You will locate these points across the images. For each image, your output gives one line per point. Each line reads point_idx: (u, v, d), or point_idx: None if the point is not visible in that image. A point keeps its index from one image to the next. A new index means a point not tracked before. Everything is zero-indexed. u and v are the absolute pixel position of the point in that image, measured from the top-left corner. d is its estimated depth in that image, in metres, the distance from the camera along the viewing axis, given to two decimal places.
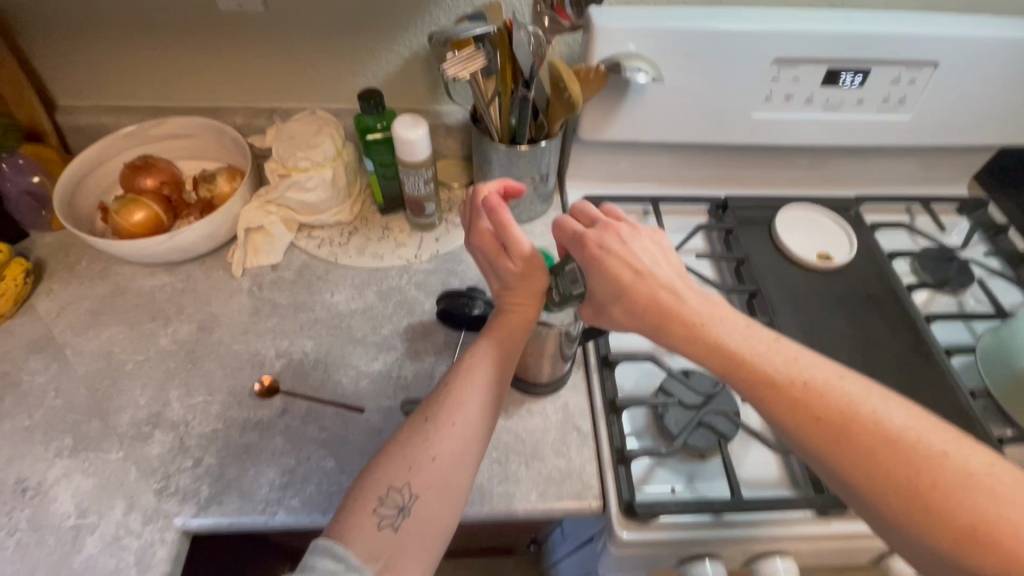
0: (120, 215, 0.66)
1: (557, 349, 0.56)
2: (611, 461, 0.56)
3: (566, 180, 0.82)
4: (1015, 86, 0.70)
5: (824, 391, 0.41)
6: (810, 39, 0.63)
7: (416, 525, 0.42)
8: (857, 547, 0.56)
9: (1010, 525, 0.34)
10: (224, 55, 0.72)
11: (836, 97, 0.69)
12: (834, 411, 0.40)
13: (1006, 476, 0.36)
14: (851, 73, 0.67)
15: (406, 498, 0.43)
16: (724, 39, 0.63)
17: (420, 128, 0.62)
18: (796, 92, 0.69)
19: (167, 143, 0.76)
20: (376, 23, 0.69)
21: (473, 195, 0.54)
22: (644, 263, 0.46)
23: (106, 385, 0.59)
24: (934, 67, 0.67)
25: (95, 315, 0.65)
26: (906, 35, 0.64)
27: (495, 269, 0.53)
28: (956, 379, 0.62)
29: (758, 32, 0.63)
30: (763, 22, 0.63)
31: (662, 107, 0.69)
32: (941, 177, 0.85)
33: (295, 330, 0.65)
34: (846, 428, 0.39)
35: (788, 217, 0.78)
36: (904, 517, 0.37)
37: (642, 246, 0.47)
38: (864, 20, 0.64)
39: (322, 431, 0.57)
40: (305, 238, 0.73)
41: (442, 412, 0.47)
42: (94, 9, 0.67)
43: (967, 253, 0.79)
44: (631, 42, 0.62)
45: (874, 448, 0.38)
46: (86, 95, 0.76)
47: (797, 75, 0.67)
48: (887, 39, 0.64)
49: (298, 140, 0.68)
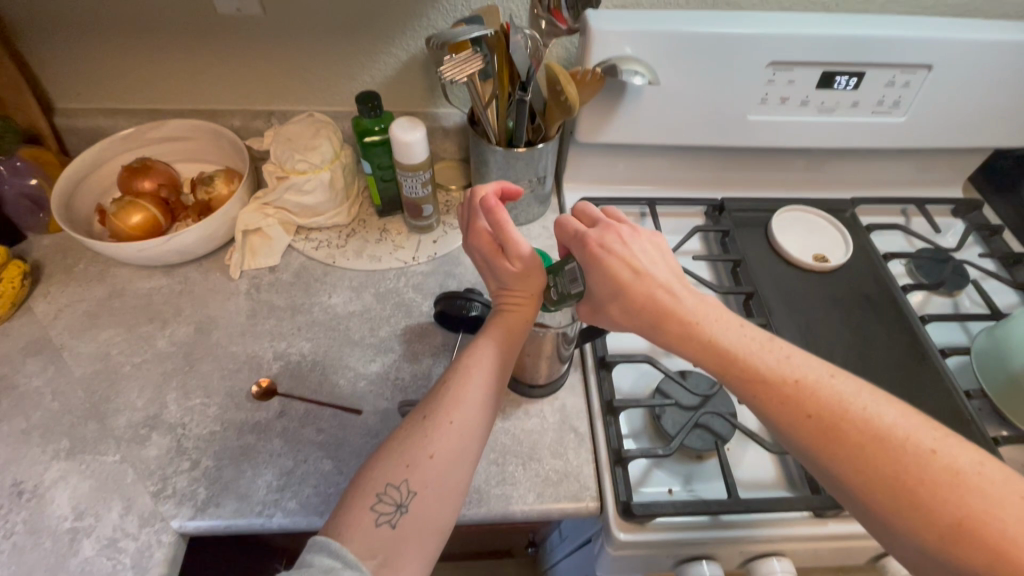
0: (118, 217, 0.66)
1: (553, 350, 0.56)
2: (608, 462, 0.56)
3: (563, 183, 0.82)
4: (1009, 89, 0.70)
5: (816, 391, 0.41)
6: (805, 42, 0.64)
7: (414, 523, 0.42)
8: (854, 547, 0.56)
9: (1000, 525, 0.34)
10: (222, 57, 0.72)
11: (832, 100, 0.70)
12: (827, 411, 0.40)
13: (996, 475, 0.36)
14: (846, 76, 0.68)
15: (403, 495, 0.43)
16: (721, 42, 0.63)
17: (417, 130, 0.62)
18: (791, 95, 0.69)
19: (165, 145, 0.76)
20: (373, 26, 0.69)
21: (472, 196, 0.55)
22: (642, 264, 0.47)
23: (103, 387, 0.59)
24: (928, 69, 0.68)
25: (93, 318, 0.65)
26: (901, 38, 0.64)
27: (493, 269, 0.54)
28: (951, 380, 0.63)
29: (755, 35, 0.63)
30: (759, 25, 0.63)
31: (659, 110, 0.69)
32: (936, 178, 0.86)
33: (292, 332, 0.65)
34: (838, 427, 0.39)
35: (784, 219, 0.78)
36: (890, 513, 0.37)
37: (640, 247, 0.48)
38: (859, 23, 0.65)
39: (319, 433, 0.57)
40: (303, 240, 0.74)
41: (440, 409, 0.47)
42: (92, 12, 0.67)
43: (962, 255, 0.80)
44: (628, 45, 0.63)
45: (865, 447, 0.38)
46: (85, 98, 0.76)
47: (793, 78, 0.68)
48: (882, 43, 0.64)
49: (296, 141, 0.68)
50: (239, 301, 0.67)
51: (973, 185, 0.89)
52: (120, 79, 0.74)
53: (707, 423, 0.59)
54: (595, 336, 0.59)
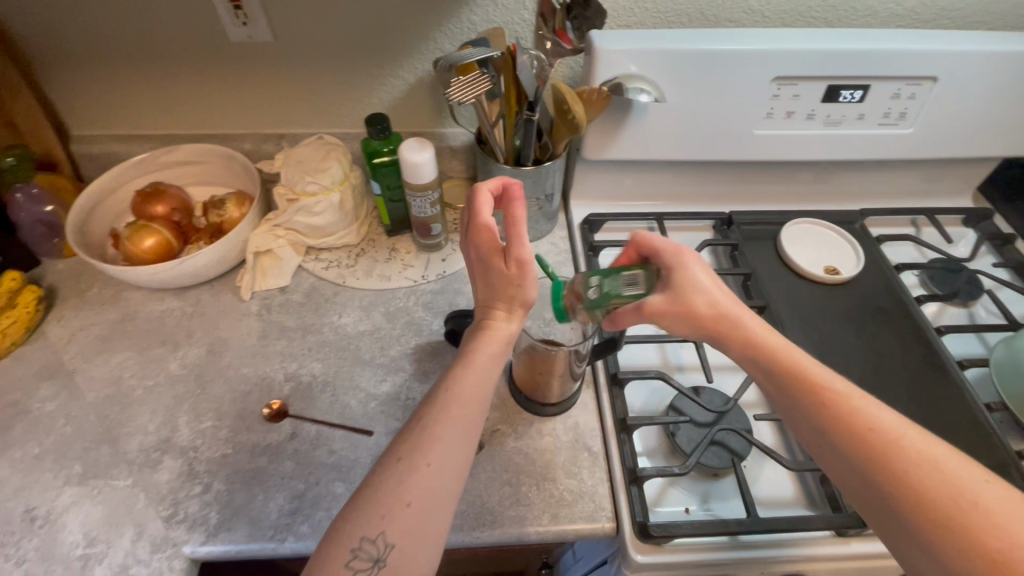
0: (132, 241, 0.67)
1: (566, 368, 0.56)
2: (623, 481, 0.55)
3: (571, 200, 0.83)
4: (1016, 98, 0.70)
5: (835, 392, 0.43)
6: (810, 58, 0.64)
7: (402, 559, 0.41)
8: (881, 567, 0.55)
9: (994, 529, 0.35)
10: (234, 82, 0.73)
11: (837, 113, 0.70)
12: (844, 408, 0.42)
13: (998, 493, 0.36)
14: (851, 89, 0.68)
15: (383, 545, 0.41)
16: (726, 58, 0.64)
17: (426, 151, 0.63)
18: (797, 109, 0.70)
19: (178, 169, 0.78)
20: (382, 49, 0.70)
21: (474, 193, 0.52)
22: (701, 281, 0.50)
23: (115, 411, 0.59)
24: (934, 81, 0.68)
25: (105, 341, 0.66)
26: (906, 52, 0.65)
27: (488, 268, 0.52)
28: (971, 393, 0.61)
29: (759, 51, 0.64)
30: (764, 42, 0.64)
31: (665, 127, 0.70)
32: (945, 188, 0.85)
33: (303, 352, 0.65)
34: (854, 423, 0.41)
35: (794, 231, 0.78)
36: (905, 516, 0.38)
37: (702, 269, 0.51)
38: (864, 38, 0.65)
39: (330, 455, 0.57)
40: (312, 260, 0.74)
41: (424, 433, 0.45)
42: (109, 40, 0.69)
43: (975, 265, 0.79)
44: (633, 64, 0.64)
45: (873, 442, 0.40)
46: (100, 124, 0.78)
47: (798, 91, 0.68)
48: (887, 57, 0.65)
49: (305, 165, 0.69)
50: (250, 323, 0.68)
51: (983, 195, 0.88)
52: (135, 106, 0.76)
53: (723, 439, 0.58)
54: (609, 352, 0.57)
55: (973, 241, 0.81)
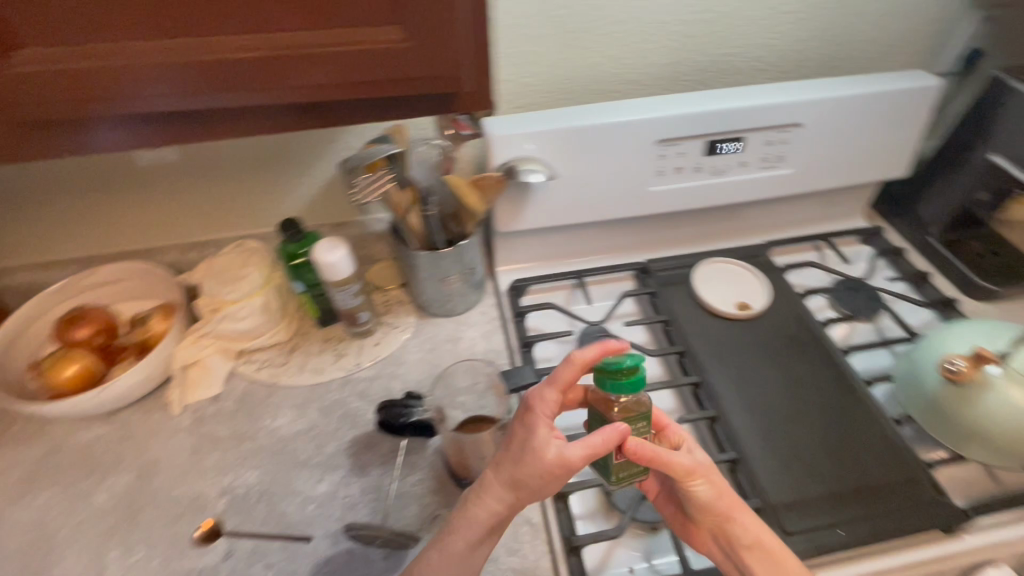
0: (51, 373, 0.66)
1: (492, 440, 0.59)
2: (562, 553, 0.56)
3: (497, 267, 0.86)
4: (875, 133, 0.78)
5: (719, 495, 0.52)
6: (684, 121, 0.71)
7: None
8: None
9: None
10: (150, 201, 0.75)
11: (721, 163, 0.76)
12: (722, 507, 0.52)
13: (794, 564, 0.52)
14: (729, 141, 0.74)
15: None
16: (610, 130, 0.70)
17: (338, 250, 0.65)
18: (684, 164, 0.76)
19: (100, 290, 0.78)
20: (292, 155, 0.74)
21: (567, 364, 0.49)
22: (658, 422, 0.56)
23: (39, 557, 0.57)
24: (800, 126, 0.75)
25: (28, 481, 0.64)
26: (768, 105, 0.72)
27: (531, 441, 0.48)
28: (880, 409, 0.66)
29: (639, 120, 0.70)
30: (642, 112, 0.70)
31: (568, 194, 0.75)
32: (841, 212, 0.92)
33: (237, 463, 0.65)
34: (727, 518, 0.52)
35: (707, 271, 0.83)
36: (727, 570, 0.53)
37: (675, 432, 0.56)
38: (729, 97, 0.72)
39: (269, 569, 0.56)
40: (244, 364, 0.74)
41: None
42: (16, 179, 0.70)
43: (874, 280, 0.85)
44: (527, 144, 0.69)
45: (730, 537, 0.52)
46: (14, 257, 0.78)
47: (682, 149, 0.74)
48: (752, 111, 0.72)
49: (225, 275, 0.72)
50: (182, 438, 0.67)
51: (877, 212, 0.95)
52: (52, 234, 0.76)
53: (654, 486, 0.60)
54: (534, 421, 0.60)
55: (870, 257, 0.87)
